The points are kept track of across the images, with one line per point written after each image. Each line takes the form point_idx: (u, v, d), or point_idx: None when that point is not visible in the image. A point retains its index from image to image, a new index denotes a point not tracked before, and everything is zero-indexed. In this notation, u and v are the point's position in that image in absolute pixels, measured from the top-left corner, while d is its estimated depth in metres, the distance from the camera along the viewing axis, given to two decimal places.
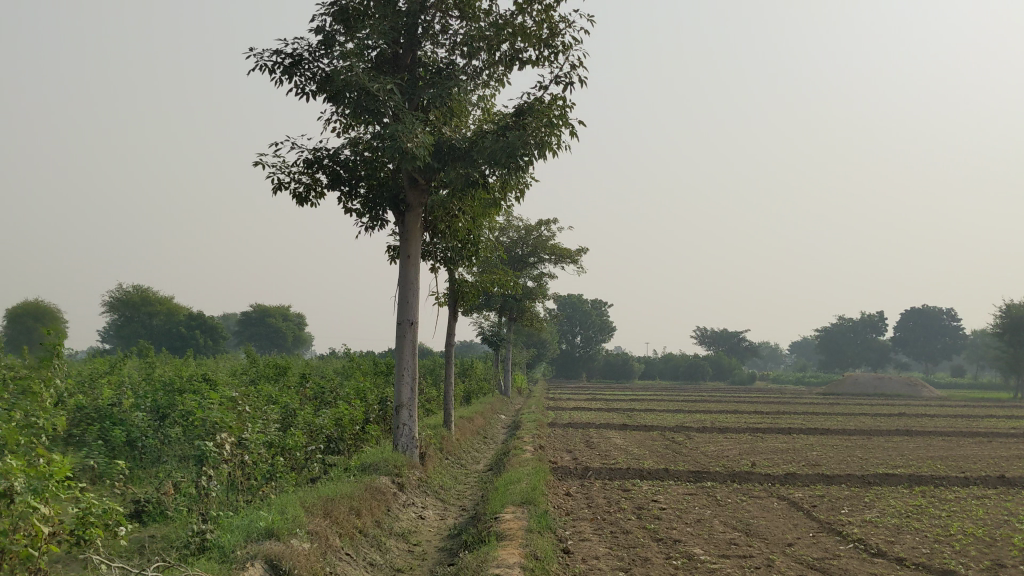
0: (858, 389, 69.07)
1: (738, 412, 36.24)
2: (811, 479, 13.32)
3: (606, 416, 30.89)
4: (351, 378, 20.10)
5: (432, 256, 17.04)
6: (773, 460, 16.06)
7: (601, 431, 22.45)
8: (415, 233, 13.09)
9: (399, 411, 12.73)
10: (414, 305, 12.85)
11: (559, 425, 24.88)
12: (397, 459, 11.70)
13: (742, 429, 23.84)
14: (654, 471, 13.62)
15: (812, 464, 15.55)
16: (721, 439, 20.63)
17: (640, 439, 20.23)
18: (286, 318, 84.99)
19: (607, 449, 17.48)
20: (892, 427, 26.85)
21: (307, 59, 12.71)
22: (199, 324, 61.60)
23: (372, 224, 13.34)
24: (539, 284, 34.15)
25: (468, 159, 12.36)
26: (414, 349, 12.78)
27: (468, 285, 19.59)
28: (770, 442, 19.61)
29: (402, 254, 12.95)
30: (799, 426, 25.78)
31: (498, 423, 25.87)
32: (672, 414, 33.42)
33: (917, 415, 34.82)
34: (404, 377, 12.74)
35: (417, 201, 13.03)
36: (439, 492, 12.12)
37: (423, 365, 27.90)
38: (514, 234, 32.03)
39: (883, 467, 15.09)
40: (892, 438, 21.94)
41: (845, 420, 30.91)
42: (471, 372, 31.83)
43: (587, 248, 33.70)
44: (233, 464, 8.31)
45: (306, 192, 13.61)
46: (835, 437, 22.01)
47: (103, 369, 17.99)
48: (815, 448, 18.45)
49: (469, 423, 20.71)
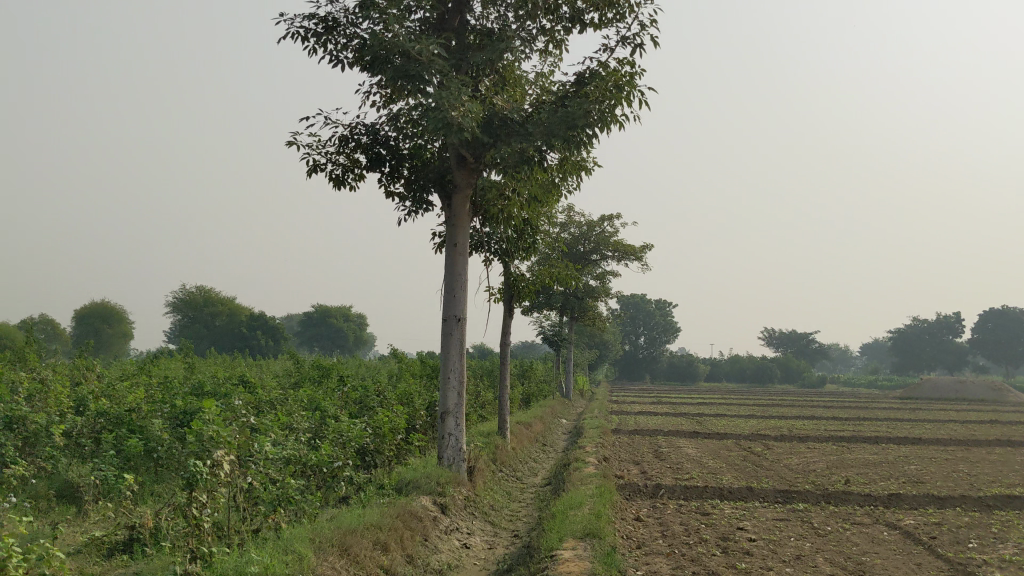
0: (936, 393, 65.94)
1: (815, 417, 34.13)
2: (919, 501, 11.48)
3: (673, 422, 29.11)
4: (400, 381, 18.74)
5: (486, 246, 15.56)
6: (868, 476, 14.22)
7: (669, 439, 20.77)
8: (463, 217, 11.57)
9: (445, 418, 11.24)
10: (462, 300, 11.38)
11: (624, 431, 23.26)
12: (440, 476, 10.25)
13: (824, 438, 21.93)
14: (736, 490, 11.94)
15: (915, 481, 13.66)
16: (802, 449, 18.79)
17: (714, 449, 18.47)
18: (347, 318, 84.49)
19: (678, 461, 15.80)
20: (988, 436, 24.60)
21: (342, 23, 11.33)
22: (260, 325, 61.18)
23: (416, 209, 11.91)
24: (602, 283, 32.52)
25: (523, 133, 10.81)
26: (461, 349, 11.31)
27: (525, 281, 18.08)
28: (858, 454, 17.70)
29: (449, 243, 11.46)
30: (886, 435, 23.74)
31: (559, 429, 24.35)
32: (742, 419, 31.47)
33: (1009, 422, 32.35)
34: (450, 380, 11.27)
35: (465, 182, 11.50)
36: (489, 514, 10.63)
37: (480, 368, 26.50)
38: (575, 230, 30.47)
39: (998, 486, 13.17)
40: (994, 449, 19.84)
41: (935, 427, 28.62)
42: (531, 374, 30.36)
43: (652, 245, 31.98)
44: (234, 486, 7.00)
45: (343, 174, 12.28)
46: (930, 447, 20.01)
47: (136, 370, 16.92)
48: (910, 461, 16.55)
49: (527, 430, 19.18)
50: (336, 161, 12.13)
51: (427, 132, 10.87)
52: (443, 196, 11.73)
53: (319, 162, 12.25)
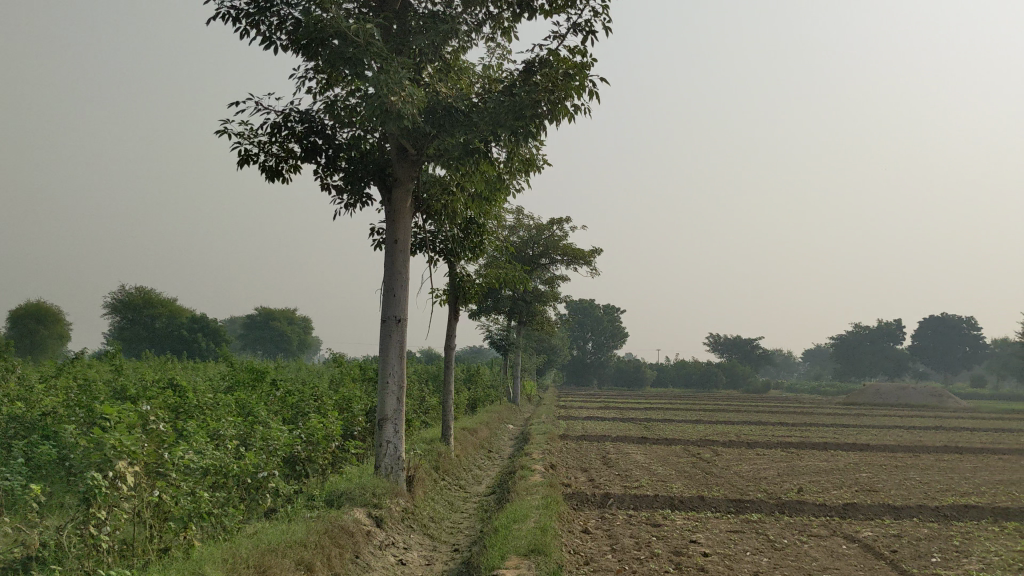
0: (879, 399, 66.70)
1: (762, 423, 34.03)
2: (875, 511, 11.11)
3: (621, 427, 28.73)
4: (341, 385, 18.02)
5: (431, 245, 14.96)
6: (821, 484, 13.87)
7: (617, 445, 20.32)
8: (404, 213, 10.93)
9: (383, 425, 10.57)
10: (402, 299, 10.74)
11: (572, 437, 22.77)
12: (376, 488, 9.62)
13: (772, 445, 21.68)
14: (687, 500, 11.48)
15: (869, 490, 13.34)
16: (753, 456, 18.46)
17: (663, 456, 18.05)
18: (291, 321, 82.93)
19: (627, 469, 15.34)
20: (934, 442, 24.60)
21: (276, 3, 10.64)
22: (201, 328, 59.62)
23: (354, 204, 11.26)
24: (550, 286, 32.07)
25: (468, 123, 10.19)
26: (401, 352, 10.67)
27: (472, 282, 17.50)
28: (809, 461, 17.40)
29: (389, 239, 10.81)
30: (833, 442, 23.60)
31: (505, 435, 23.78)
32: (690, 425, 31.18)
33: (952, 428, 32.57)
34: (389, 385, 10.61)
35: (407, 175, 10.86)
36: (428, 526, 10.02)
37: (424, 372, 25.84)
38: (524, 233, 29.99)
39: (951, 494, 12.90)
40: (942, 456, 19.72)
41: (881, 433, 28.61)
42: (478, 378, 29.77)
43: (601, 250, 31.63)
44: (139, 501, 6.36)
45: (277, 165, 11.58)
46: (879, 454, 19.84)
47: (58, 372, 15.97)
48: (862, 469, 16.27)
49: (472, 436, 18.57)
50: (270, 152, 11.44)
51: (366, 120, 10.24)
52: (383, 189, 11.08)
53: (252, 152, 11.56)
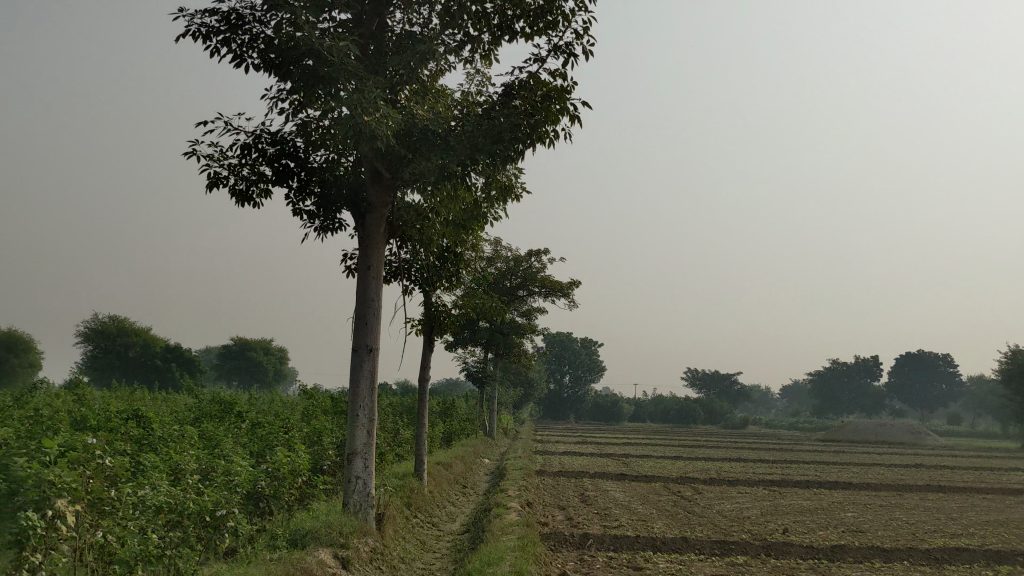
0: (856, 436, 66.60)
1: (741, 460, 33.64)
2: (864, 554, 10.72)
3: (599, 463, 28.22)
4: (312, 417, 17.46)
5: (406, 273, 14.55)
6: (806, 524, 13.47)
7: (595, 482, 19.84)
8: (377, 238, 10.50)
9: (352, 458, 10.08)
10: (375, 328, 10.29)
11: (549, 473, 22.28)
12: (342, 527, 9.13)
13: (753, 482, 21.28)
14: (669, 540, 11.03)
15: (855, 531, 12.94)
16: (734, 494, 18.04)
17: (643, 493, 17.59)
18: (267, 351, 81.85)
19: (606, 507, 14.87)
20: (915, 481, 24.30)
21: (249, 21, 10.26)
22: (174, 357, 58.68)
23: (326, 229, 10.85)
24: (528, 319, 31.68)
25: (445, 146, 9.82)
26: (372, 382, 10.21)
27: (448, 312, 17.07)
28: (791, 500, 17.01)
29: (363, 265, 10.39)
30: (814, 479, 23.23)
31: (481, 470, 23.24)
32: (669, 461, 30.75)
33: (932, 466, 32.33)
34: (358, 417, 10.12)
35: (381, 199, 10.46)
36: (398, 568, 9.51)
37: (399, 404, 25.29)
38: (502, 264, 29.62)
39: (939, 536, 12.54)
40: (926, 495, 19.38)
41: (861, 471, 28.30)
42: (454, 411, 29.23)
43: (579, 282, 31.32)
44: (82, 544, 5.82)
45: (247, 188, 11.16)
46: (862, 492, 19.49)
47: (15, 402, 15.31)
48: (846, 508, 15.89)
49: (446, 471, 18.04)
50: (240, 175, 11.02)
51: (340, 141, 9.85)
52: (356, 214, 10.67)
53: (221, 175, 11.14)
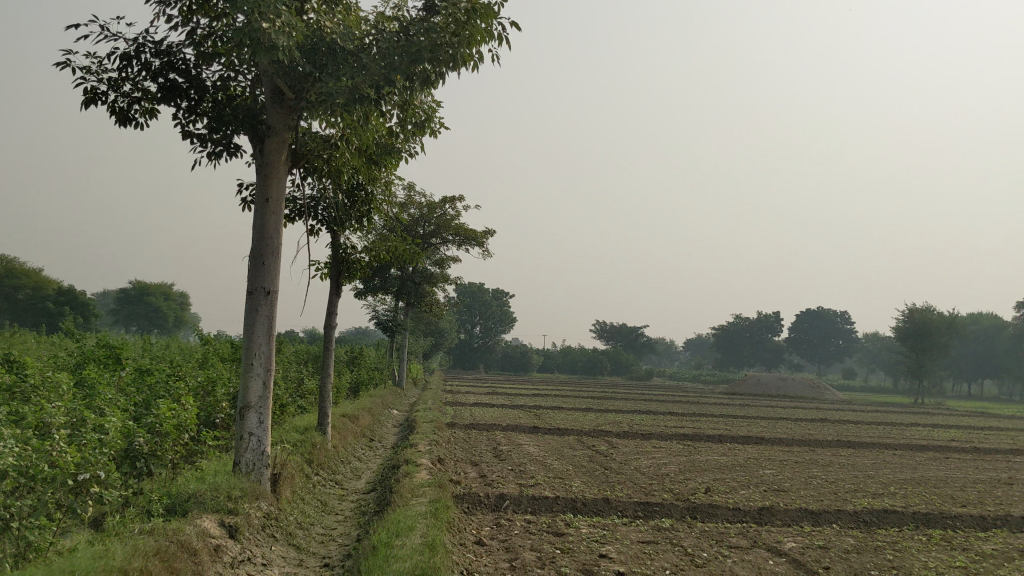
0: (758, 389, 67.94)
1: (650, 412, 33.51)
2: (792, 516, 10.25)
3: (510, 415, 27.59)
4: (208, 366, 16.27)
5: (311, 213, 13.40)
6: (727, 483, 12.97)
7: (508, 435, 19.13)
8: (277, 166, 9.37)
9: (245, 414, 9.04)
10: (273, 268, 9.21)
11: (460, 425, 21.53)
12: (232, 490, 8.16)
13: (666, 436, 20.90)
14: (591, 500, 10.33)
15: (778, 490, 12.48)
16: (650, 449, 17.57)
17: (557, 448, 16.95)
18: (167, 296, 78.86)
19: (521, 463, 14.13)
20: (824, 436, 24.36)
21: None
22: (68, 300, 55.84)
23: (219, 155, 9.67)
24: (441, 268, 30.70)
25: (356, 64, 8.72)
26: (269, 328, 9.15)
27: (357, 256, 15.97)
28: (709, 455, 16.61)
29: (260, 197, 9.24)
30: (726, 433, 23.01)
31: (389, 422, 22.34)
32: (580, 413, 30.38)
33: (836, 420, 32.72)
34: (253, 367, 9.05)
35: (282, 122, 9.28)
36: (294, 536, 8.59)
37: (304, 352, 24.14)
38: (415, 210, 28.50)
39: (862, 496, 12.20)
40: (839, 451, 19.25)
41: (770, 425, 28.36)
42: (361, 359, 28.18)
43: (494, 232, 30.44)
44: None
45: (130, 107, 9.86)
46: (776, 448, 19.25)
47: None
48: (764, 465, 15.54)
49: (352, 424, 17.07)
50: (122, 91, 9.73)
51: (235, 53, 8.63)
52: (254, 139, 9.48)
53: (99, 91, 9.82)
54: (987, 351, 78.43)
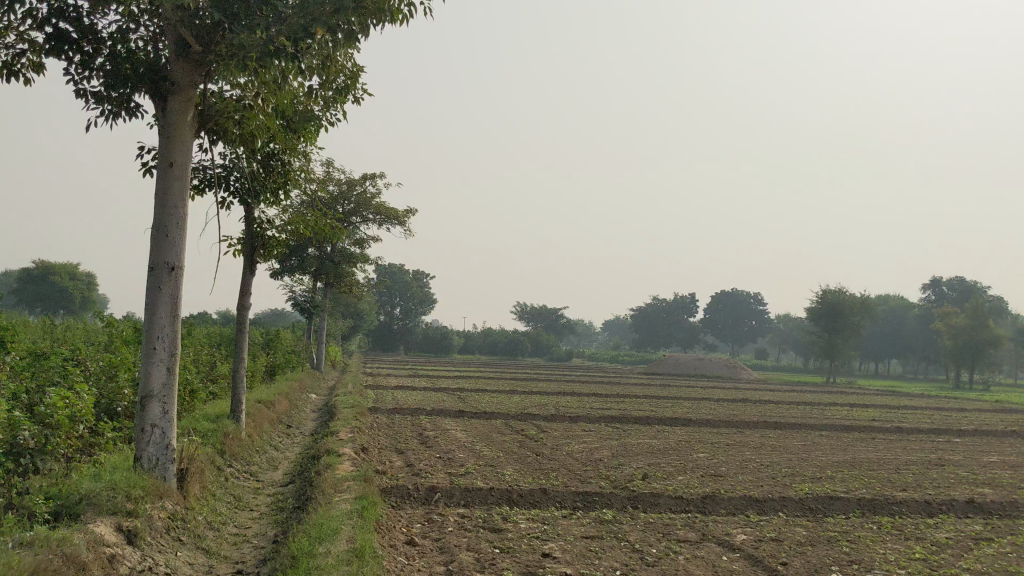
0: (678, 369, 68.47)
1: (573, 394, 33.13)
2: (737, 505, 9.80)
3: (432, 398, 26.82)
4: (111, 350, 15.12)
5: (223, 183, 12.44)
6: (664, 468, 12.48)
7: (432, 420, 18.37)
8: (182, 127, 8.46)
9: (146, 403, 8.12)
10: (177, 240, 8.30)
11: (381, 410, 20.68)
12: (131, 488, 7.29)
13: (594, 418, 20.41)
14: (528, 491, 9.69)
15: (716, 476, 12.05)
16: (580, 432, 17.04)
17: (485, 432, 16.28)
18: (72, 276, 75.55)
19: (448, 449, 13.43)
20: (750, 416, 24.22)
21: None
22: None
23: (117, 115, 8.68)
24: (360, 247, 29.69)
25: (271, 14, 7.88)
26: (173, 309, 8.25)
27: (271, 232, 15.00)
28: (641, 438, 16.15)
29: (163, 161, 8.31)
30: (653, 415, 22.69)
31: (307, 407, 21.36)
32: (504, 396, 29.79)
33: (756, 400, 32.84)
34: (155, 351, 8.14)
35: (188, 78, 8.37)
36: (203, 538, 7.75)
37: (217, 334, 22.96)
38: (334, 187, 27.42)
39: (802, 481, 11.84)
40: (767, 432, 19.03)
41: (695, 406, 28.20)
42: (278, 342, 27.04)
43: (416, 210, 29.54)
44: None
45: (14, 60, 8.79)
46: (705, 429, 18.93)
47: None
48: (697, 448, 15.14)
49: (267, 409, 16.11)
50: (4, 42, 8.64)
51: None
52: (156, 97, 8.55)
53: None
54: (896, 331, 80.61)
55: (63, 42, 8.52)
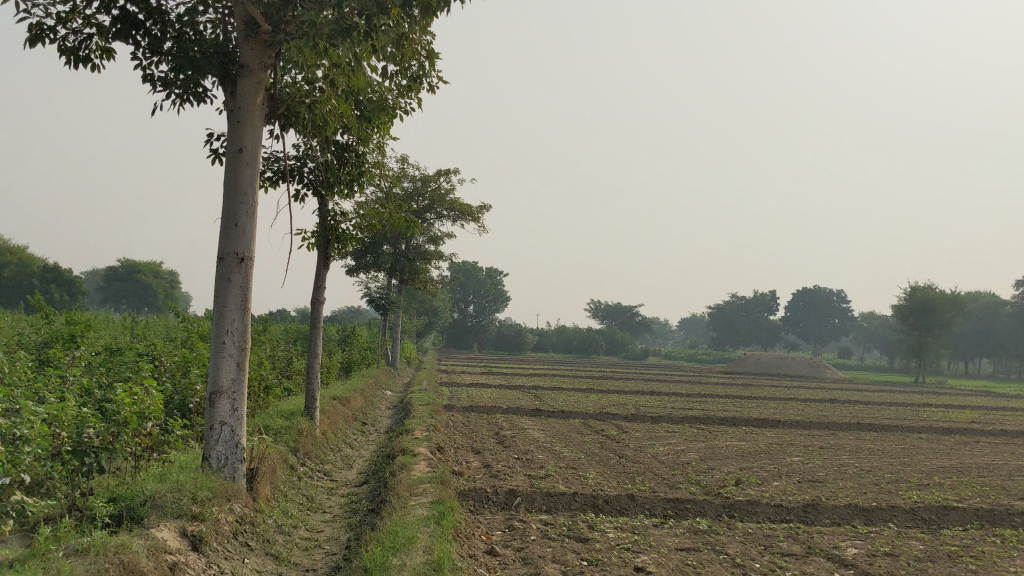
0: (758, 368, 66.88)
1: (652, 393, 32.34)
2: (841, 515, 9.04)
3: (509, 396, 26.32)
4: (186, 346, 14.97)
5: (297, 176, 12.10)
6: (756, 473, 11.75)
7: (509, 419, 17.87)
8: (252, 111, 8.06)
9: (215, 400, 7.75)
10: (247, 230, 7.91)
11: (457, 408, 20.27)
12: (197, 489, 6.92)
13: (676, 419, 19.67)
14: (614, 496, 9.09)
15: (814, 481, 11.27)
16: (664, 433, 16.34)
17: (564, 432, 15.71)
18: (156, 275, 77.27)
19: (528, 450, 12.89)
20: (841, 417, 23.17)
21: None
22: (55, 278, 54.10)
23: (185, 101, 8.35)
24: (435, 244, 29.39)
25: None
26: (243, 302, 7.86)
27: (346, 225, 14.64)
28: (728, 440, 15.39)
29: (232, 148, 7.93)
30: (738, 415, 21.81)
31: (382, 404, 21.07)
32: (581, 394, 29.16)
33: (845, 401, 31.57)
34: (225, 347, 7.76)
35: (258, 60, 7.98)
36: (272, 543, 7.34)
37: (293, 330, 22.85)
38: (408, 184, 27.14)
39: (909, 488, 10.99)
40: (862, 435, 18.04)
41: (781, 406, 27.17)
42: (353, 338, 26.87)
43: (490, 207, 29.11)
44: None
45: (82, 45, 8.52)
46: (794, 431, 18.05)
47: None
48: (790, 451, 14.33)
49: (342, 406, 15.80)
50: (71, 26, 8.39)
51: None
52: (225, 81, 8.18)
53: (45, 28, 8.47)
54: (987, 330, 77.50)
55: (131, 24, 8.21)
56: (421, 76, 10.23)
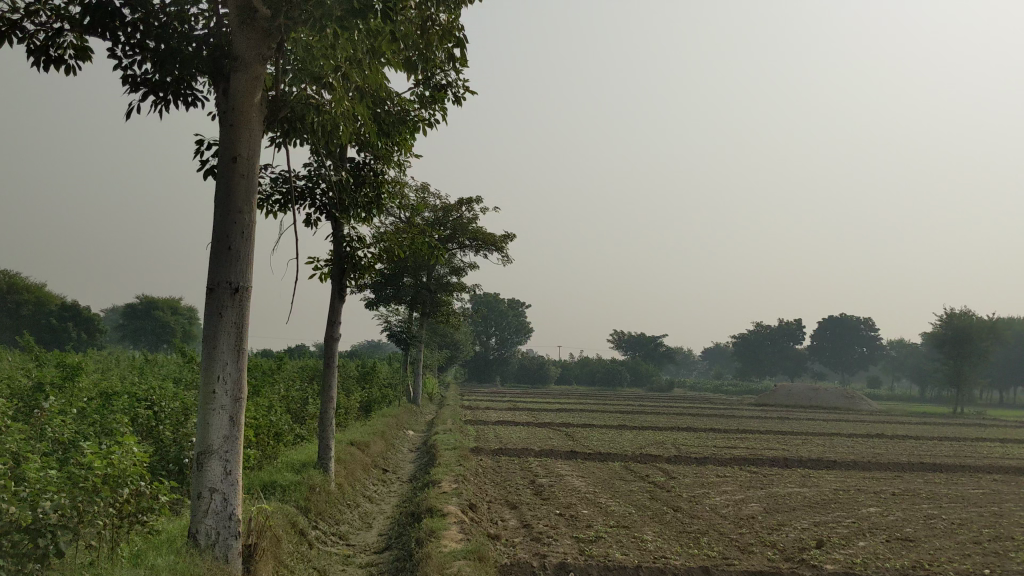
0: (789, 399, 64.82)
1: (687, 430, 30.68)
2: None
3: (538, 435, 24.80)
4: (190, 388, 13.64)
5: (309, 198, 10.82)
6: (835, 530, 10.21)
7: (543, 463, 16.36)
8: (247, 113, 6.68)
9: (204, 461, 6.37)
10: (242, 255, 6.57)
11: (485, 451, 18.77)
12: None
13: (723, 461, 18.07)
14: (684, 569, 7.61)
15: (906, 540, 9.72)
16: (716, 478, 14.77)
17: (606, 480, 14.20)
18: (174, 311, 76.38)
19: (569, 503, 11.42)
20: (897, 456, 21.43)
21: None
22: (72, 317, 52.95)
23: (168, 102, 7.02)
24: (457, 275, 28.05)
25: None
26: (238, 343, 6.49)
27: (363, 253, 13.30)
28: (789, 487, 13.81)
29: (225, 157, 6.58)
30: (786, 455, 20.18)
31: (405, 447, 19.61)
32: (612, 432, 27.59)
33: (891, 436, 29.71)
34: (216, 397, 6.39)
35: (255, 52, 6.56)
36: None
37: (309, 368, 21.51)
38: (429, 213, 25.90)
39: (1017, 548, 9.43)
40: (930, 478, 16.37)
41: (827, 443, 25.43)
42: (373, 376, 25.45)
43: (514, 235, 27.78)
44: None
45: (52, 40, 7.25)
46: (855, 474, 16.41)
47: None
48: (862, 500, 12.74)
49: (361, 453, 14.36)
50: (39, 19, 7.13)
51: None
52: (216, 79, 6.81)
53: (9, 22, 7.23)
54: None
55: (107, 14, 6.93)
56: (447, 82, 8.99)
